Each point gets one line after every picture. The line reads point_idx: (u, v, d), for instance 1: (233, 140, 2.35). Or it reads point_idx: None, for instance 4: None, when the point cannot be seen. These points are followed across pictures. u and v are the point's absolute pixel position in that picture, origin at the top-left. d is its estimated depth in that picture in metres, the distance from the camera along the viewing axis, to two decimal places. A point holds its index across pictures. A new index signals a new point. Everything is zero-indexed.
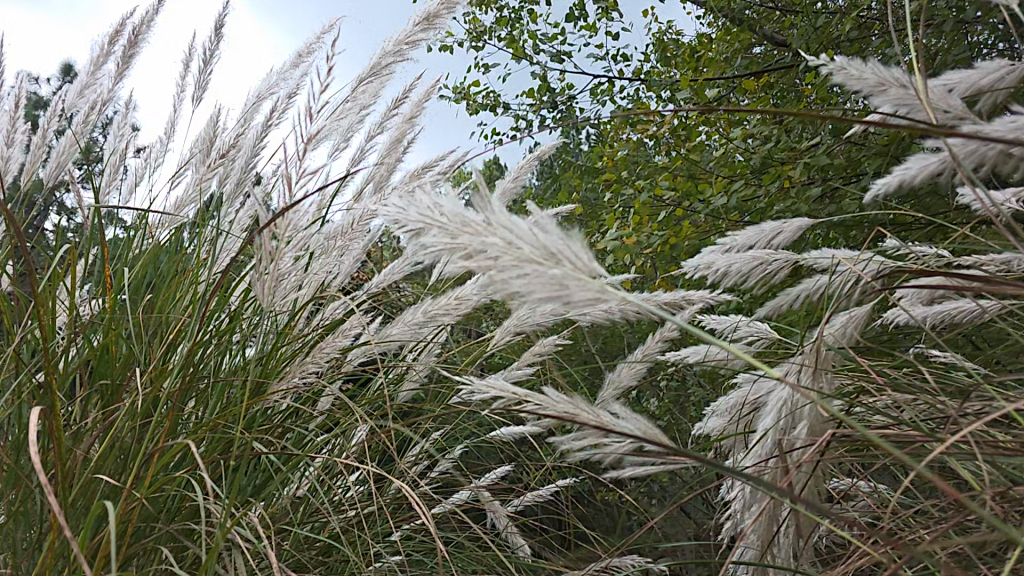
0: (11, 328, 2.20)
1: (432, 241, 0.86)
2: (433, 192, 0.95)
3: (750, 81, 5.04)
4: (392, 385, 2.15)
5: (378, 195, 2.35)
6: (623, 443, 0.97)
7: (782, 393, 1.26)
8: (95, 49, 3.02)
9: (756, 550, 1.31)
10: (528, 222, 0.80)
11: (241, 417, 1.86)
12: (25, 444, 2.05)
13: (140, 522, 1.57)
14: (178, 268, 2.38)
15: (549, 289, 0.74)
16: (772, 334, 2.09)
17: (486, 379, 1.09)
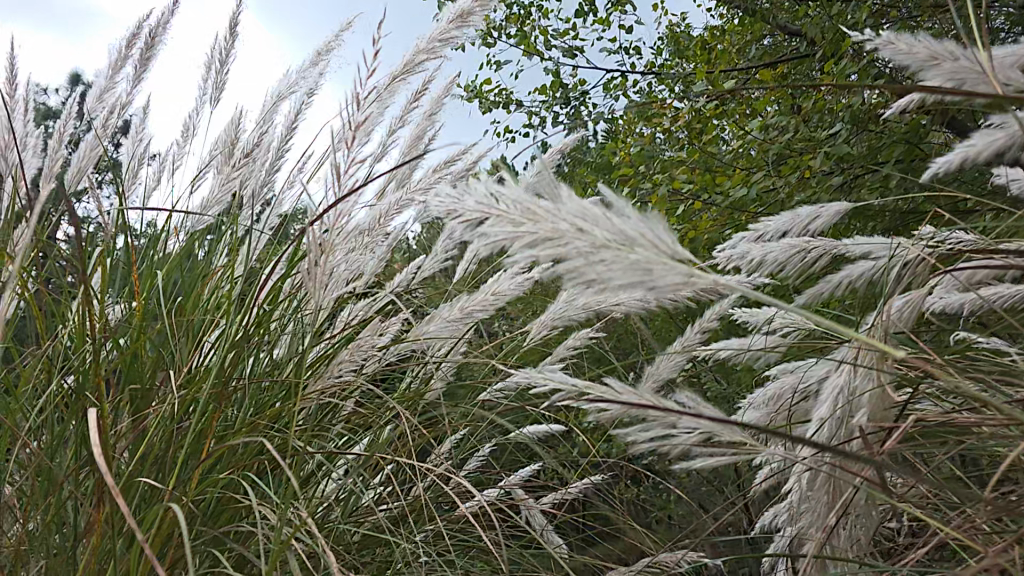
0: (41, 334, 2.19)
1: (494, 231, 0.84)
2: (492, 181, 0.92)
3: (765, 71, 4.98)
4: (423, 382, 2.13)
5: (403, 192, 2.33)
6: (693, 433, 0.95)
7: (839, 380, 1.24)
8: (112, 53, 3.01)
9: (817, 543, 1.28)
10: (602, 207, 0.77)
11: (277, 419, 1.84)
12: (58, 449, 2.04)
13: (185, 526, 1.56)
14: (205, 270, 2.37)
15: (632, 274, 0.70)
16: (808, 324, 2.06)
17: (543, 371, 1.07)
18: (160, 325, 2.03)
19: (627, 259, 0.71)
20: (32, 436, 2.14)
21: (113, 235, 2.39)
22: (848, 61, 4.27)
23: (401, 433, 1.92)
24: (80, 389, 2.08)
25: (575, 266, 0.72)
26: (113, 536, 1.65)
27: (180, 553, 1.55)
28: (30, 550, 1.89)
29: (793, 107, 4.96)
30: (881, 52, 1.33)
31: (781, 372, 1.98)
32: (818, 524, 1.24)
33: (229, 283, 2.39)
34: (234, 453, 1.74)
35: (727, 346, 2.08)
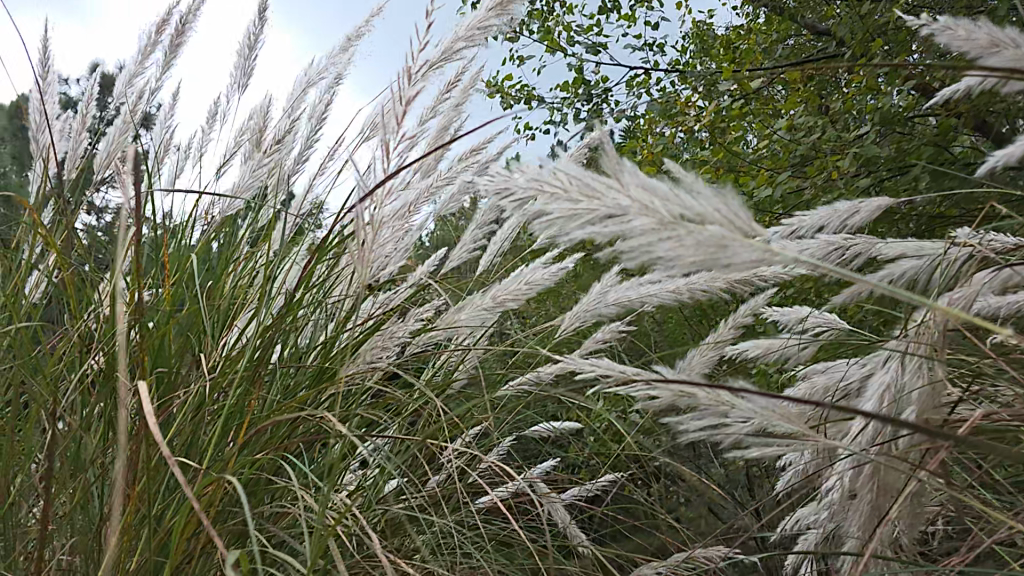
0: (72, 313, 2.20)
1: (554, 208, 0.82)
2: (547, 158, 0.90)
3: (792, 70, 4.93)
4: (450, 372, 2.12)
5: (433, 179, 2.32)
6: (746, 421, 0.94)
7: (887, 379, 1.21)
8: (142, 39, 3.03)
9: (858, 542, 1.26)
10: (670, 182, 0.75)
11: (307, 405, 1.84)
12: (88, 430, 2.04)
13: (219, 507, 1.56)
14: (234, 255, 2.37)
15: (704, 251, 0.68)
16: (842, 324, 2.02)
17: (590, 356, 1.06)
18: (191, 308, 2.04)
19: (698, 235, 0.69)
20: (62, 416, 2.15)
21: (144, 219, 2.40)
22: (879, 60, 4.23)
23: (430, 422, 1.92)
24: (110, 369, 2.08)
25: (644, 241, 0.70)
26: (144, 516, 1.66)
27: (212, 535, 1.55)
28: (61, 528, 1.90)
29: (820, 107, 4.92)
30: (938, 39, 1.30)
31: (812, 370, 1.95)
32: (862, 523, 1.22)
33: (257, 269, 2.39)
34: (264, 437, 1.74)
35: (755, 344, 2.04)
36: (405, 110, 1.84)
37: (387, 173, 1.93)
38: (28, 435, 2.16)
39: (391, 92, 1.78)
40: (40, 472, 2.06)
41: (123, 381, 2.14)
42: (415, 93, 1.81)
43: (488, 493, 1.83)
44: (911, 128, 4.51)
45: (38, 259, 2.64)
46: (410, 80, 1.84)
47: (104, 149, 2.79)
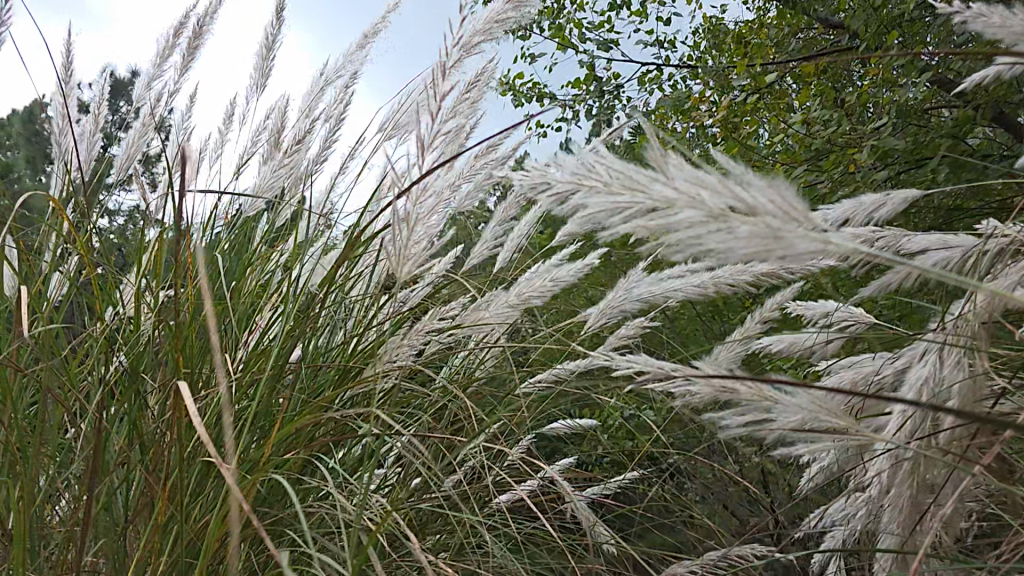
0: (96, 314, 2.21)
1: (596, 202, 0.81)
2: (586, 153, 0.89)
3: (806, 64, 4.88)
4: (473, 371, 2.11)
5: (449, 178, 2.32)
6: (792, 417, 0.92)
7: (924, 373, 1.20)
8: (160, 42, 3.04)
9: (897, 537, 1.25)
10: (720, 175, 0.73)
11: (333, 405, 1.85)
12: (113, 432, 2.05)
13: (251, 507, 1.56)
14: (255, 256, 2.38)
15: (759, 244, 0.66)
16: (869, 318, 2.00)
17: (630, 352, 1.06)
18: (216, 310, 2.04)
19: (750, 227, 0.67)
20: (87, 417, 2.16)
21: (166, 223, 2.42)
22: (896, 52, 4.18)
23: (456, 420, 1.92)
24: (134, 371, 2.09)
25: (693, 234, 0.69)
26: (175, 517, 1.67)
27: (242, 537, 1.56)
28: (89, 529, 1.90)
29: (836, 101, 4.88)
30: (972, 25, 1.27)
31: (838, 366, 1.95)
32: (903, 519, 1.21)
33: (278, 270, 2.40)
34: (291, 437, 1.74)
35: (780, 339, 2.03)
36: (438, 106, 1.83)
37: (410, 171, 1.92)
38: (56, 437, 2.18)
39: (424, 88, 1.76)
40: (67, 474, 2.08)
41: (149, 384, 2.16)
42: (447, 88, 1.81)
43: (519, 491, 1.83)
44: (927, 120, 4.46)
45: (60, 262, 2.65)
46: (442, 75, 1.84)
47: (124, 152, 2.82)
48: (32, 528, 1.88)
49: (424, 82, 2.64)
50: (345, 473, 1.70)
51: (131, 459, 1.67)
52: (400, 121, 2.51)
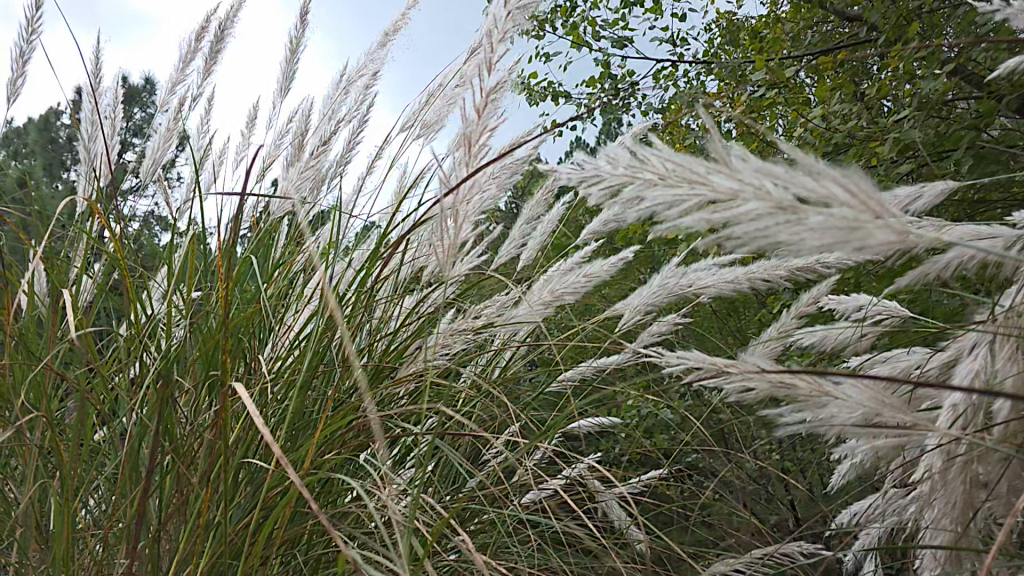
0: (129, 317, 2.23)
1: (655, 195, 0.79)
2: (638, 146, 0.87)
3: (823, 58, 4.83)
4: (503, 370, 2.11)
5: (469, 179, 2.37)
6: (852, 412, 0.92)
7: (974, 367, 1.19)
8: (182, 47, 3.07)
9: (949, 533, 1.25)
10: (788, 165, 0.72)
11: (370, 405, 1.86)
12: (149, 434, 2.07)
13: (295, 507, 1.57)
14: (284, 259, 2.40)
15: (834, 237, 0.65)
16: (903, 312, 1.99)
17: (685, 351, 1.07)
18: (248, 312, 2.06)
19: (823, 217, 0.65)
20: (121, 420, 2.18)
21: (195, 227, 2.44)
22: (918, 44, 4.13)
23: (492, 418, 1.93)
24: (168, 373, 2.11)
25: (761, 226, 0.67)
26: (217, 517, 1.69)
27: (285, 538, 1.57)
28: (129, 529, 1.92)
29: (855, 94, 4.83)
30: (1016, 14, 1.25)
31: (872, 360, 1.94)
32: (956, 513, 1.23)
33: (307, 273, 2.42)
34: (332, 439, 1.75)
35: (813, 334, 2.03)
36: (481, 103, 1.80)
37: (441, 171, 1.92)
38: (92, 440, 2.22)
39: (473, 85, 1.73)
40: (105, 475, 2.12)
41: (181, 386, 2.19)
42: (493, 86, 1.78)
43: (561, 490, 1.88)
44: (950, 112, 4.38)
45: (90, 267, 2.69)
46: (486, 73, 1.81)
47: (149, 157, 2.85)
48: (73, 528, 1.91)
49: (445, 83, 2.67)
50: (386, 473, 1.71)
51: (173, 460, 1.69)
52: (427, 122, 2.59)
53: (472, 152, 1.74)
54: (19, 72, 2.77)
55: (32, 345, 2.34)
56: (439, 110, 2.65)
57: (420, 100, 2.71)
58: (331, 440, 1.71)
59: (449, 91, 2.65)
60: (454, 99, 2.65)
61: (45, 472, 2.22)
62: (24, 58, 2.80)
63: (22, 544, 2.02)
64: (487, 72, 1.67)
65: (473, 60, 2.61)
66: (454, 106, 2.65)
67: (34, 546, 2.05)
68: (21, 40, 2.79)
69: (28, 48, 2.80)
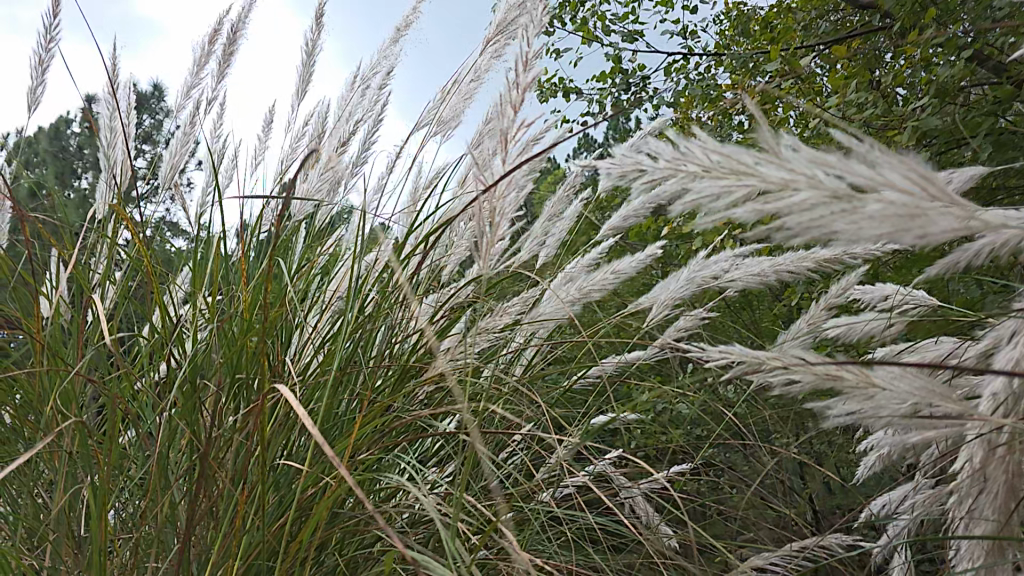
0: (155, 321, 2.25)
1: (702, 187, 0.78)
2: (680, 137, 0.85)
3: (837, 47, 4.78)
4: (526, 367, 2.11)
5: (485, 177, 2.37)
6: (899, 403, 0.92)
7: (1014, 356, 1.18)
8: (196, 50, 3.08)
9: (992, 524, 1.24)
10: (841, 154, 0.71)
11: (399, 406, 1.87)
12: (176, 438, 2.08)
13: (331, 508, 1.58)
14: (304, 261, 2.42)
15: (894, 225, 0.63)
16: (931, 302, 1.98)
17: (724, 345, 1.07)
18: (273, 314, 2.08)
19: (881, 206, 0.64)
20: (149, 424, 2.20)
21: (217, 230, 2.46)
22: (935, 31, 4.08)
23: (520, 416, 1.94)
24: (194, 377, 2.13)
25: (816, 215, 0.66)
26: (253, 518, 1.71)
27: (322, 539, 1.58)
28: (161, 531, 1.94)
29: (870, 84, 4.79)
30: None
31: (900, 352, 1.93)
32: (999, 504, 1.22)
33: (329, 274, 2.44)
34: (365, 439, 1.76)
35: (838, 326, 2.02)
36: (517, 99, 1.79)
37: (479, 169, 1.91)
38: (122, 445, 2.25)
39: (508, 82, 1.72)
40: (136, 479, 2.14)
41: (208, 389, 2.20)
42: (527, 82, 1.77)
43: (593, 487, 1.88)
44: (967, 99, 4.33)
45: (112, 273, 2.71)
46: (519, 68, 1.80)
47: (168, 162, 2.87)
48: (106, 531, 1.93)
49: (459, 78, 2.66)
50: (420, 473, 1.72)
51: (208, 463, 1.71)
52: (444, 119, 2.60)
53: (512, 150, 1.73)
54: (38, 79, 2.79)
55: (60, 352, 2.36)
56: (455, 107, 2.65)
57: (435, 98, 2.71)
58: (363, 440, 1.72)
59: (463, 87, 2.65)
60: (469, 94, 2.65)
61: (76, 477, 2.25)
62: (43, 65, 2.83)
63: (56, 549, 2.05)
64: (523, 68, 1.66)
65: (487, 55, 2.61)
66: (469, 102, 2.65)
67: (68, 551, 2.08)
68: (39, 47, 2.81)
69: (46, 56, 2.82)
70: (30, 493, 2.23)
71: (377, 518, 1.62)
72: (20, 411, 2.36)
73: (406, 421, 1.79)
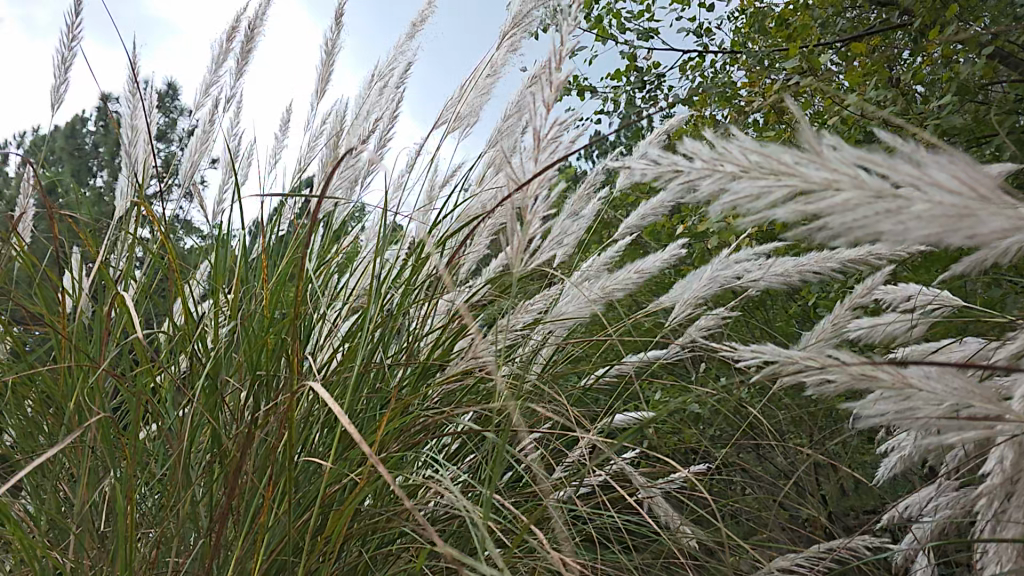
0: (178, 317, 2.28)
1: (742, 187, 0.77)
2: (718, 138, 0.85)
3: (855, 45, 4.73)
4: (548, 367, 2.11)
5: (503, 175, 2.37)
6: (935, 403, 0.91)
7: None
8: (215, 49, 3.11)
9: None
10: (885, 155, 0.70)
11: (421, 404, 1.87)
12: (199, 434, 2.10)
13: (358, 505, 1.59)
14: (324, 260, 2.43)
15: (943, 225, 0.62)
16: (954, 302, 1.97)
17: (756, 343, 1.08)
18: (295, 312, 2.09)
19: (928, 206, 0.63)
20: (169, 420, 2.22)
21: (237, 227, 2.48)
22: (955, 28, 4.02)
23: (541, 414, 1.94)
24: (217, 372, 2.14)
25: (860, 215, 0.66)
26: (278, 513, 1.72)
27: (347, 535, 1.59)
28: (184, 524, 1.96)
29: (888, 81, 4.74)
30: None
31: (923, 353, 1.91)
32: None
33: (349, 272, 2.45)
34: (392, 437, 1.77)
35: (861, 326, 2.00)
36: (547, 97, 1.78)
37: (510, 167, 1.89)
38: (144, 440, 2.27)
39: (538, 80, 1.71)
40: (158, 475, 2.16)
41: (228, 385, 2.22)
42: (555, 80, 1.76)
43: (614, 486, 1.89)
44: (988, 96, 4.28)
45: (134, 270, 2.74)
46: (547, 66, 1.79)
47: (188, 160, 2.90)
48: (129, 525, 1.95)
49: (476, 73, 2.66)
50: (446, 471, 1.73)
51: (234, 458, 1.72)
52: (463, 115, 2.60)
53: (547, 148, 1.70)
54: (61, 78, 2.82)
55: (83, 348, 2.39)
56: (473, 104, 2.65)
57: (454, 95, 2.70)
58: (386, 438, 1.73)
59: (480, 82, 2.64)
60: (486, 89, 2.65)
61: (99, 472, 2.28)
62: (65, 64, 2.85)
63: (80, 542, 2.08)
64: (553, 65, 1.65)
65: (503, 50, 2.61)
66: (487, 98, 2.65)
67: (91, 544, 2.11)
68: (62, 46, 2.84)
69: (69, 54, 2.85)
70: (53, 486, 2.26)
71: (402, 514, 1.63)
72: (43, 405, 2.39)
73: (428, 418, 1.80)
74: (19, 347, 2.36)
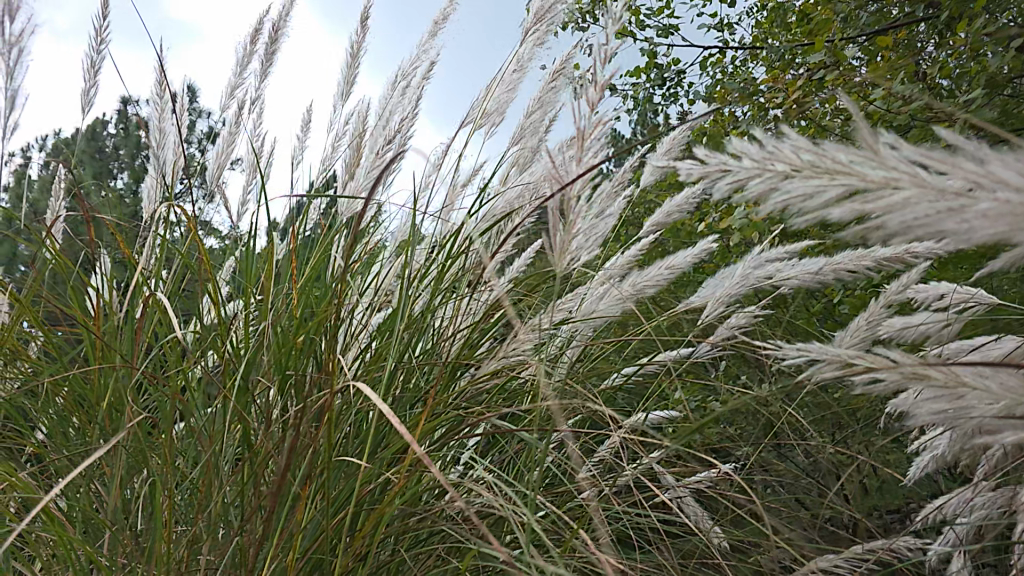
0: (208, 317, 2.30)
1: (795, 188, 0.77)
2: (767, 137, 0.84)
3: (880, 38, 4.68)
4: (577, 366, 2.11)
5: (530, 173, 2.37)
6: (987, 401, 0.91)
7: None
8: (239, 50, 3.13)
9: None
10: (946, 152, 0.69)
11: (452, 402, 1.88)
12: (231, 432, 2.12)
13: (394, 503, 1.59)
14: (351, 258, 2.44)
15: (1010, 225, 0.61)
16: (988, 299, 1.95)
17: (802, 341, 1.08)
18: (324, 312, 2.11)
19: (994, 204, 0.62)
20: (199, 418, 2.24)
21: (265, 227, 2.50)
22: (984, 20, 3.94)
23: (572, 413, 1.94)
24: (248, 372, 2.17)
25: (920, 215, 0.65)
26: (313, 511, 1.73)
27: (383, 533, 1.60)
28: (218, 521, 1.98)
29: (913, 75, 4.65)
30: None
31: (957, 350, 1.89)
32: None
33: (376, 271, 2.47)
34: (425, 436, 1.78)
35: (895, 324, 1.98)
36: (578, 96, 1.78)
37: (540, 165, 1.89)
38: (176, 439, 2.30)
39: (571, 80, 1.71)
40: (190, 474, 2.19)
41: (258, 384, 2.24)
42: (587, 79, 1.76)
43: (646, 484, 1.89)
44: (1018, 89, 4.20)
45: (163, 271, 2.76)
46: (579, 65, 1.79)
47: (214, 161, 2.93)
48: (163, 523, 1.96)
49: (502, 69, 2.65)
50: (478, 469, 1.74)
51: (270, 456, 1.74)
52: (490, 113, 2.60)
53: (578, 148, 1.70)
54: (91, 81, 2.86)
55: (115, 347, 2.42)
56: (499, 100, 2.64)
57: (480, 92, 2.70)
58: (421, 436, 1.74)
59: (507, 77, 2.64)
60: (513, 85, 2.64)
61: (133, 470, 2.32)
62: (94, 68, 2.89)
63: (114, 540, 2.10)
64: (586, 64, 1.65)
65: (529, 45, 2.60)
66: (513, 94, 2.65)
67: (125, 543, 2.12)
68: (92, 50, 2.88)
69: (98, 58, 2.89)
70: (86, 485, 2.29)
71: (438, 512, 1.64)
72: (75, 405, 2.42)
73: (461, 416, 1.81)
74: (53, 347, 2.39)
